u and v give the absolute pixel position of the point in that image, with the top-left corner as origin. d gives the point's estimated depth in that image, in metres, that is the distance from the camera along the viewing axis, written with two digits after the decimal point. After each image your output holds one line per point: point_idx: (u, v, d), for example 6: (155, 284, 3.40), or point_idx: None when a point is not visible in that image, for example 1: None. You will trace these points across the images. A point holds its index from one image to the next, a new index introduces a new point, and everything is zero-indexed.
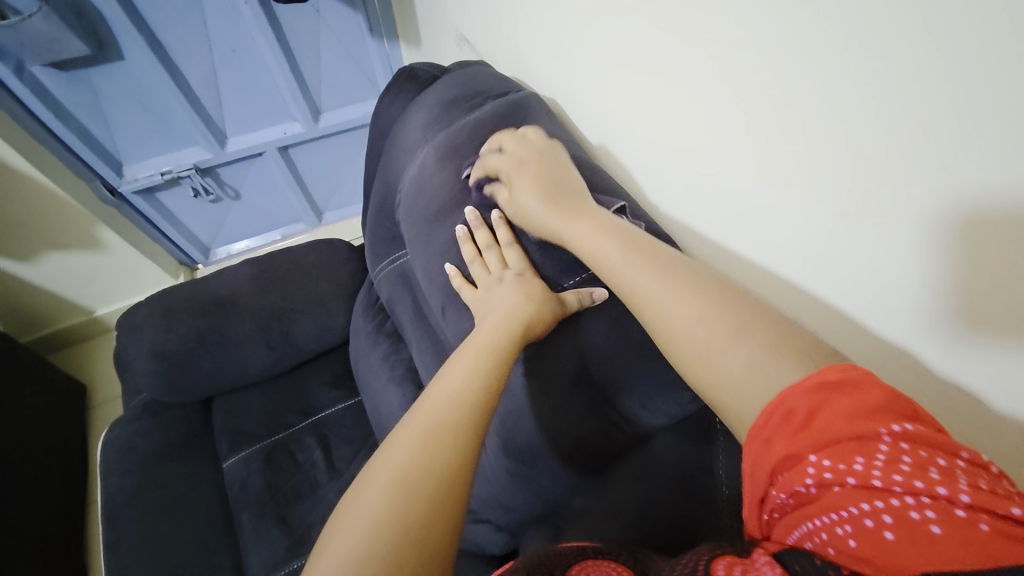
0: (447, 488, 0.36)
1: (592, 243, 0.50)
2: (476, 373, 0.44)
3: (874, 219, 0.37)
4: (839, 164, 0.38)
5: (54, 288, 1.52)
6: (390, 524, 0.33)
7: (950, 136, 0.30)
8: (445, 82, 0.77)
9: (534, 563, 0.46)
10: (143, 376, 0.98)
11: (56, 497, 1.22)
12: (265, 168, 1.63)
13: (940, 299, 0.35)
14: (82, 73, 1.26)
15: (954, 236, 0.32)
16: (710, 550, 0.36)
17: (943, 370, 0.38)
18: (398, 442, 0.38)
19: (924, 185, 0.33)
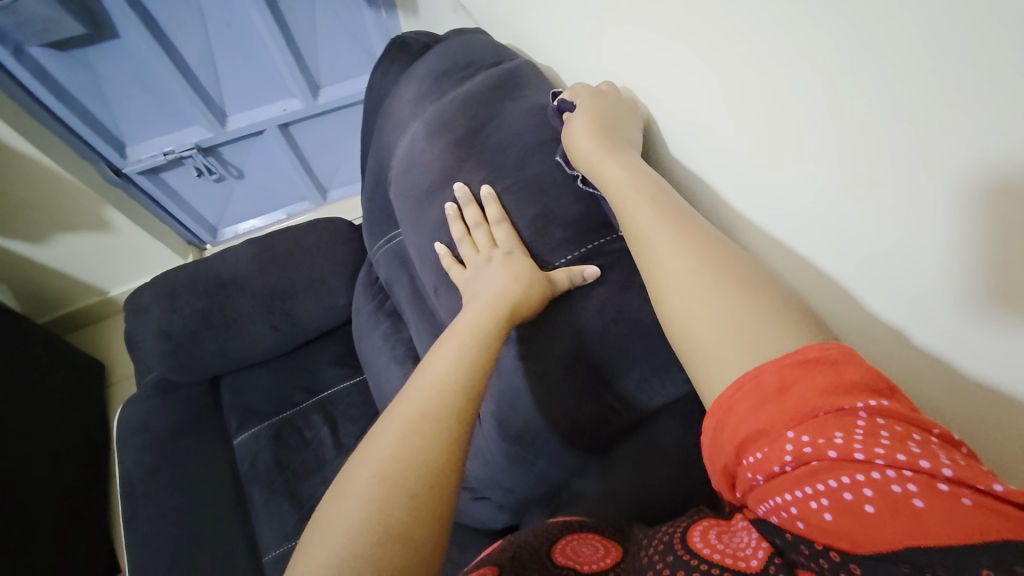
0: (431, 482, 0.35)
1: (625, 186, 0.47)
2: (460, 359, 0.43)
3: (895, 192, 0.34)
4: (847, 137, 0.35)
5: (69, 270, 1.56)
6: (372, 522, 0.33)
7: (976, 94, 0.27)
8: (436, 52, 0.74)
9: (526, 546, 0.46)
10: (152, 355, 1.01)
11: (81, 471, 1.28)
12: (267, 147, 1.61)
13: (970, 279, 0.32)
14: (79, 54, 1.25)
15: (989, 209, 0.29)
16: (688, 517, 0.41)
17: (973, 354, 0.35)
18: (380, 435, 0.38)
19: (953, 153, 0.30)
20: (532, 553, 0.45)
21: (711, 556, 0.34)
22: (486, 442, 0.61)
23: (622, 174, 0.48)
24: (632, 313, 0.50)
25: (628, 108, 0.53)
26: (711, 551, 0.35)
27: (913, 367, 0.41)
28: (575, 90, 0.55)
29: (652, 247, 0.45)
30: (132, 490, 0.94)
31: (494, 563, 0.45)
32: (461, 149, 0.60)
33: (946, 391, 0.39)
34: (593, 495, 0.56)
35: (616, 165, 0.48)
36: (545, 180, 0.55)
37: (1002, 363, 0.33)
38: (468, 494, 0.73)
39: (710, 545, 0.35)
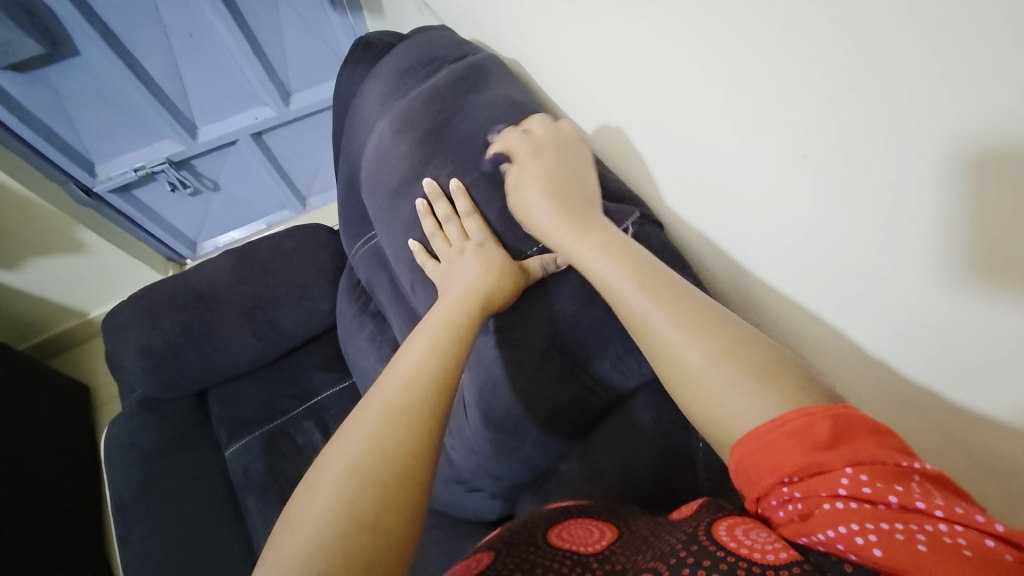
0: (402, 472, 0.36)
1: (605, 268, 0.46)
2: (431, 352, 0.44)
3: (865, 161, 0.34)
4: (806, 106, 0.37)
5: (45, 294, 1.53)
6: (342, 513, 0.33)
7: (938, 60, 0.28)
8: (400, 50, 0.74)
9: (518, 529, 0.47)
10: (134, 373, 1.00)
11: (71, 496, 1.26)
12: (241, 157, 1.60)
13: (946, 250, 0.33)
14: (39, 73, 1.22)
15: (964, 176, 0.30)
16: (711, 512, 0.40)
17: (943, 320, 0.35)
18: (353, 429, 0.38)
19: (923, 121, 0.30)
20: (528, 535, 0.46)
21: (737, 550, 0.34)
22: (472, 431, 0.62)
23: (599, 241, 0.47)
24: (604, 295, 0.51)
25: (572, 157, 0.53)
26: (737, 546, 0.34)
27: (874, 333, 0.42)
28: (505, 140, 0.55)
29: (645, 306, 0.43)
30: (124, 509, 0.94)
31: (490, 547, 0.45)
32: (428, 145, 0.61)
33: (900, 349, 0.40)
34: (578, 477, 0.57)
35: (577, 229, 0.48)
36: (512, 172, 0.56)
37: (964, 328, 0.34)
38: (461, 487, 0.74)
39: (737, 539, 0.35)
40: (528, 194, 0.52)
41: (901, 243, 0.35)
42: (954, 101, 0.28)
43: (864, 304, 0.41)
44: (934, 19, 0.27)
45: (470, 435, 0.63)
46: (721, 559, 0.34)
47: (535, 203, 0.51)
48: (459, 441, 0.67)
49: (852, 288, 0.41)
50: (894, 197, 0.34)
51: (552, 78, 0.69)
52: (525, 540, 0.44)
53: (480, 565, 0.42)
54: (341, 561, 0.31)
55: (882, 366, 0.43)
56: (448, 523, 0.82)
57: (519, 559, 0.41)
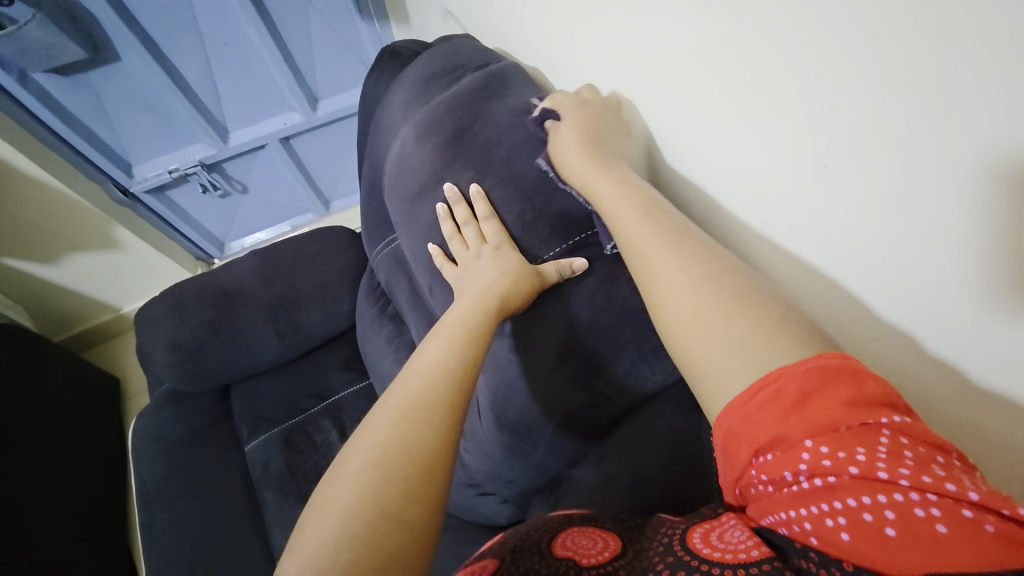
0: (424, 465, 0.37)
1: (619, 204, 0.49)
2: (450, 351, 0.45)
3: (893, 175, 0.34)
4: (824, 116, 0.37)
5: (82, 289, 1.60)
6: (367, 503, 0.35)
7: (965, 76, 0.27)
8: (425, 58, 0.76)
9: (523, 537, 0.47)
10: (162, 367, 1.03)
11: (98, 485, 1.31)
12: (269, 160, 1.65)
13: (980, 268, 0.32)
14: (83, 77, 1.29)
15: (996, 193, 0.29)
16: (689, 521, 0.41)
17: (978, 338, 0.34)
18: (376, 421, 0.40)
19: (952, 136, 0.30)
20: (533, 543, 0.46)
21: (709, 555, 0.35)
22: (485, 434, 0.62)
23: (617, 186, 0.50)
24: (621, 301, 0.51)
25: (614, 117, 0.55)
26: (710, 551, 0.35)
27: (901, 349, 0.41)
28: (557, 99, 0.57)
29: (649, 249, 0.45)
30: (148, 498, 0.97)
31: (495, 554, 0.45)
32: (449, 149, 0.62)
33: (926, 363, 0.39)
34: (591, 485, 0.57)
35: (601, 174, 0.51)
36: (530, 176, 0.56)
37: (1000, 348, 0.33)
38: (474, 490, 0.74)
39: (711, 544, 0.36)
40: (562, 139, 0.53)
41: (927, 250, 0.35)
42: (975, 111, 0.28)
43: (888, 315, 0.41)
44: (948, 33, 0.27)
45: (484, 438, 0.63)
46: (691, 566, 0.35)
47: (568, 141, 0.53)
48: (473, 444, 0.67)
49: (877, 296, 0.41)
50: (920, 206, 0.33)
51: (574, 85, 0.70)
52: (531, 549, 0.44)
53: (485, 571, 0.42)
54: (367, 550, 0.33)
55: (906, 381, 0.42)
56: (459, 526, 0.82)
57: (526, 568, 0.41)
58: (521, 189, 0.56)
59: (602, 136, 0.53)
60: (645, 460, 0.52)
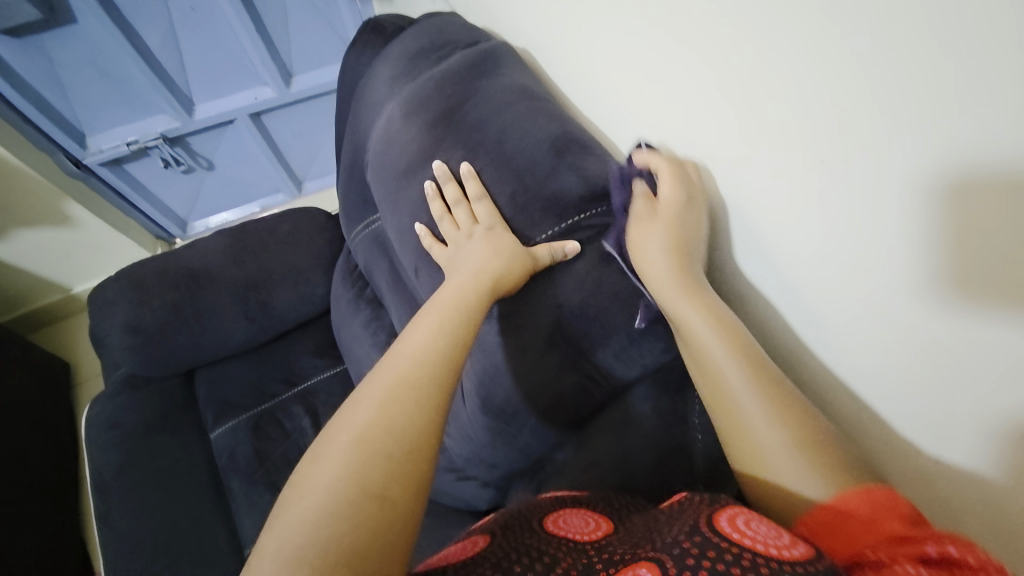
0: (408, 444, 0.36)
1: (703, 336, 0.46)
2: (439, 332, 0.44)
3: (868, 175, 0.36)
4: (818, 110, 0.37)
5: (28, 267, 1.49)
6: (349, 482, 0.34)
7: (938, 88, 0.29)
8: (411, 33, 0.73)
9: (513, 515, 0.49)
10: (119, 350, 0.97)
11: (47, 474, 1.24)
12: (237, 136, 1.57)
13: (937, 271, 0.35)
14: (35, 39, 1.19)
15: (950, 203, 0.32)
16: (709, 502, 0.41)
17: (943, 331, 0.37)
18: (360, 402, 0.39)
19: (922, 145, 0.32)
20: (524, 521, 0.47)
21: (742, 542, 0.35)
22: (469, 418, 0.62)
23: (701, 310, 0.46)
24: (612, 285, 0.51)
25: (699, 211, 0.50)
26: (740, 537, 0.35)
27: (870, 340, 0.43)
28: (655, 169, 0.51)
29: (733, 388, 0.44)
30: (103, 488, 0.92)
31: (487, 531, 0.47)
32: (438, 129, 0.60)
33: (895, 350, 0.41)
34: (575, 466, 0.57)
35: (694, 296, 0.47)
36: (524, 159, 0.55)
37: (957, 344, 0.36)
38: (454, 475, 0.74)
39: (742, 532, 0.36)
40: (646, 240, 0.49)
41: (893, 257, 0.37)
42: (960, 119, 0.29)
43: (854, 311, 0.43)
44: (951, 40, 0.28)
45: (468, 422, 0.62)
46: (722, 547, 0.35)
47: (654, 240, 0.49)
48: (456, 429, 0.66)
49: (846, 292, 0.43)
50: (888, 208, 0.36)
51: (563, 70, 0.69)
52: (522, 525, 0.46)
53: (476, 547, 0.44)
54: (349, 527, 0.32)
55: (878, 372, 0.44)
56: (437, 511, 0.82)
57: (515, 542, 0.43)
58: (513, 170, 0.56)
59: (692, 250, 0.50)
60: (630, 443, 0.53)
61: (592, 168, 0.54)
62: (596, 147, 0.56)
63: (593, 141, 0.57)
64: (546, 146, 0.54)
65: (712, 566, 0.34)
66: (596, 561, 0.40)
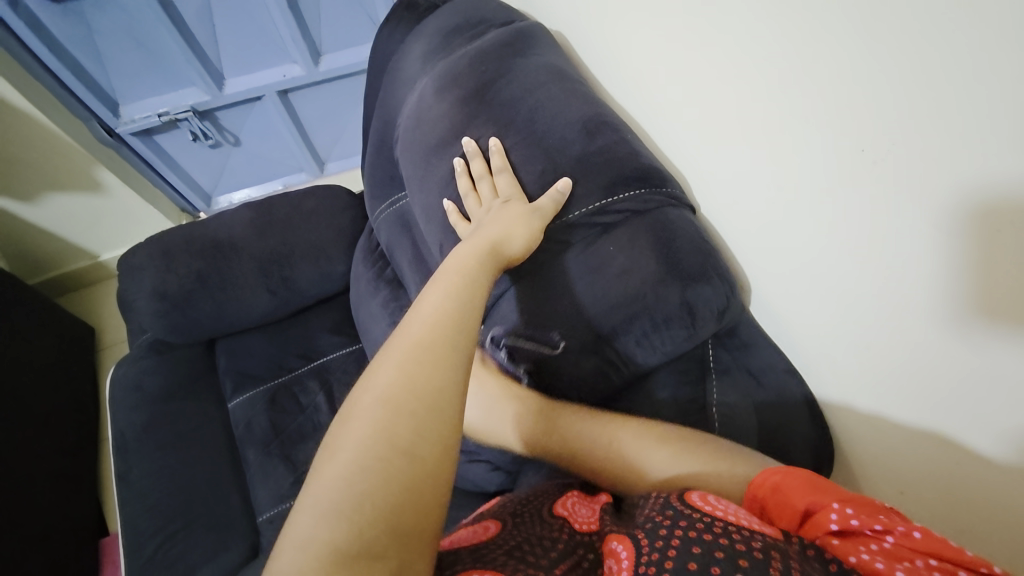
0: (431, 404, 0.37)
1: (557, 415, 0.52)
2: (451, 299, 0.44)
3: (910, 176, 0.36)
4: (857, 98, 0.37)
5: (59, 231, 1.53)
6: (378, 440, 0.34)
7: (1001, 89, 0.29)
8: (446, 10, 0.72)
9: (524, 501, 0.51)
10: (145, 315, 1.00)
11: (69, 433, 1.28)
12: (264, 113, 1.58)
13: (965, 283, 0.35)
14: (76, 6, 1.22)
15: (987, 214, 0.32)
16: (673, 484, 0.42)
17: (967, 342, 0.37)
18: (380, 366, 0.39)
19: (971, 150, 0.32)
20: (533, 509, 0.49)
21: (712, 514, 0.37)
22: None
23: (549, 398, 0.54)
24: (624, 264, 0.51)
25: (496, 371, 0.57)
26: (708, 509, 0.38)
27: (895, 346, 0.43)
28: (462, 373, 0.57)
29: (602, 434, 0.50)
30: (125, 447, 0.95)
31: (497, 517, 0.49)
32: (469, 106, 0.60)
33: (919, 356, 0.41)
34: None
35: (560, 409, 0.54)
36: (555, 139, 0.55)
37: (984, 356, 0.36)
38: (464, 456, 0.75)
39: (710, 502, 0.38)
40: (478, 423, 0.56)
41: (924, 264, 0.37)
42: (1012, 120, 0.29)
43: (878, 316, 0.43)
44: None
45: None
46: (694, 524, 0.37)
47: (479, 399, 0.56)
48: None
49: (873, 296, 0.43)
50: (908, 212, 0.37)
51: (597, 54, 0.67)
52: (532, 514, 0.48)
53: (487, 533, 0.46)
54: (382, 482, 0.33)
55: (906, 375, 0.43)
56: None
57: (526, 533, 0.45)
58: (541, 149, 0.55)
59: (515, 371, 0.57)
60: None
61: (622, 149, 0.53)
62: (627, 131, 0.55)
63: (623, 124, 0.56)
64: (578, 127, 0.54)
65: (682, 535, 0.36)
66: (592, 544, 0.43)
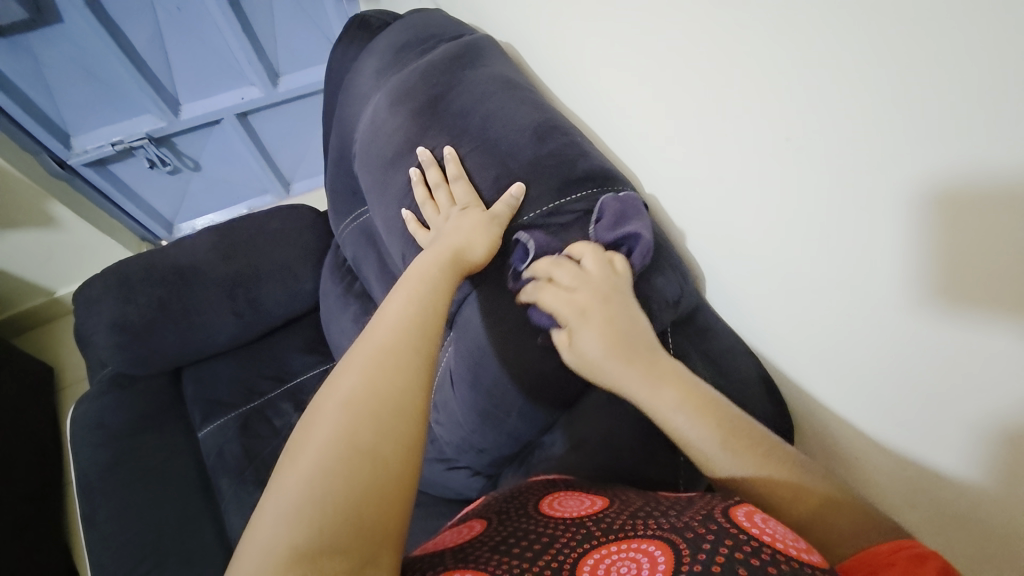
0: (395, 405, 0.37)
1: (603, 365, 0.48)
2: (412, 305, 0.45)
3: (869, 180, 0.38)
4: (806, 115, 0.40)
5: (10, 269, 1.47)
6: (339, 442, 0.35)
7: (937, 93, 0.32)
8: (397, 27, 0.74)
9: (508, 498, 0.52)
10: (104, 348, 0.96)
11: (29, 478, 1.21)
12: (224, 137, 1.56)
13: (931, 276, 0.37)
14: (20, 39, 1.19)
15: (943, 214, 0.34)
16: (719, 499, 0.43)
17: (942, 331, 0.38)
18: (346, 372, 0.40)
19: (925, 154, 0.34)
20: (520, 506, 0.49)
21: (759, 536, 0.37)
22: (458, 404, 0.63)
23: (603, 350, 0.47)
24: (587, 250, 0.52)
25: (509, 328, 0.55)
26: (758, 531, 0.38)
27: (878, 347, 0.44)
28: (465, 316, 0.59)
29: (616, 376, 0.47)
30: (89, 489, 0.91)
31: (483, 516, 0.50)
32: (422, 118, 0.62)
33: (899, 351, 0.42)
34: (561, 449, 0.59)
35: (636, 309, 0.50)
36: (507, 145, 0.56)
37: (967, 348, 0.37)
38: (443, 465, 0.76)
39: (757, 524, 0.39)
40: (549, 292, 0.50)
41: (893, 259, 0.39)
42: (957, 114, 0.31)
43: (854, 314, 0.45)
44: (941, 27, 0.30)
45: (457, 408, 0.64)
46: (742, 540, 0.37)
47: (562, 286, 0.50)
48: (445, 416, 0.67)
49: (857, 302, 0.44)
50: (873, 213, 0.39)
51: (547, 65, 0.70)
52: (519, 509, 0.48)
53: (473, 532, 0.47)
54: (342, 482, 0.33)
55: (885, 367, 0.44)
56: (429, 501, 0.83)
57: (513, 526, 0.45)
58: (495, 155, 0.57)
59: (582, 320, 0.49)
60: (613, 421, 0.55)
61: (571, 151, 0.55)
62: (576, 134, 0.57)
63: (572, 127, 0.58)
64: (528, 131, 0.56)
65: (728, 554, 0.37)
66: (595, 534, 0.43)
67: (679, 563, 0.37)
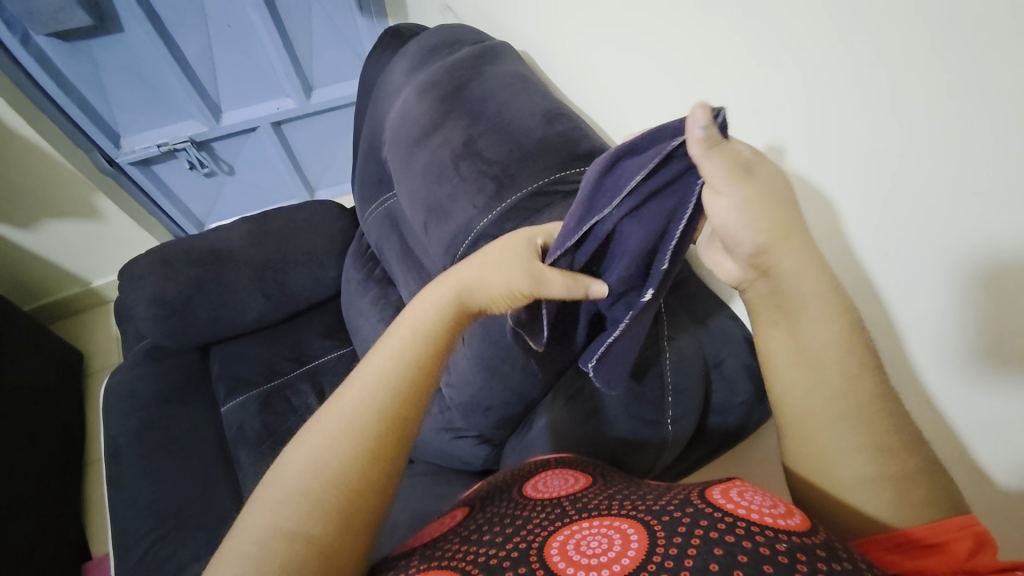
0: (335, 488, 0.38)
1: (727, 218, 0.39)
2: (391, 361, 0.44)
3: (921, 219, 0.41)
4: (875, 132, 0.41)
5: (53, 257, 1.60)
6: (268, 528, 0.36)
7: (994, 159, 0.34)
8: (425, 34, 0.84)
9: (498, 482, 0.57)
10: (143, 321, 1.04)
11: (56, 450, 1.28)
12: (258, 144, 1.68)
13: (974, 330, 0.41)
14: (83, 44, 1.32)
15: (985, 279, 0.38)
16: (689, 487, 0.45)
17: (976, 370, 0.42)
18: (307, 439, 0.40)
19: (972, 215, 0.37)
20: (505, 489, 0.54)
21: (738, 512, 0.39)
22: (467, 361, 0.69)
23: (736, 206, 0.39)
24: None
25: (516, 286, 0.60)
26: (734, 507, 0.40)
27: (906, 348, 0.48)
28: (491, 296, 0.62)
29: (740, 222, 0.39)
30: (118, 452, 0.97)
31: (467, 504, 0.55)
32: (446, 104, 0.70)
33: (928, 352, 0.46)
34: (558, 404, 0.65)
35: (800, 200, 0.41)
36: (519, 125, 0.64)
37: (997, 377, 0.41)
38: (451, 434, 0.80)
39: (733, 500, 0.41)
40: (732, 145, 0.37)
41: (921, 281, 0.43)
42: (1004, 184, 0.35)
43: (897, 313, 0.47)
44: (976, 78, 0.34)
45: (467, 367, 0.70)
46: (720, 517, 0.39)
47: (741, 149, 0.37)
48: (456, 376, 0.73)
49: (906, 309, 0.46)
50: (917, 245, 0.42)
51: (559, 67, 0.79)
52: (502, 493, 0.53)
53: (454, 520, 0.51)
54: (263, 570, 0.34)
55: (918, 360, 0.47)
56: (438, 472, 0.87)
57: (491, 510, 0.50)
58: (508, 133, 0.64)
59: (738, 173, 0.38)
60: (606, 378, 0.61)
61: (576, 133, 0.62)
62: (579, 120, 0.65)
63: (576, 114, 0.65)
64: (538, 115, 0.64)
65: (702, 533, 0.38)
66: (567, 512, 0.45)
67: (655, 543, 0.39)
